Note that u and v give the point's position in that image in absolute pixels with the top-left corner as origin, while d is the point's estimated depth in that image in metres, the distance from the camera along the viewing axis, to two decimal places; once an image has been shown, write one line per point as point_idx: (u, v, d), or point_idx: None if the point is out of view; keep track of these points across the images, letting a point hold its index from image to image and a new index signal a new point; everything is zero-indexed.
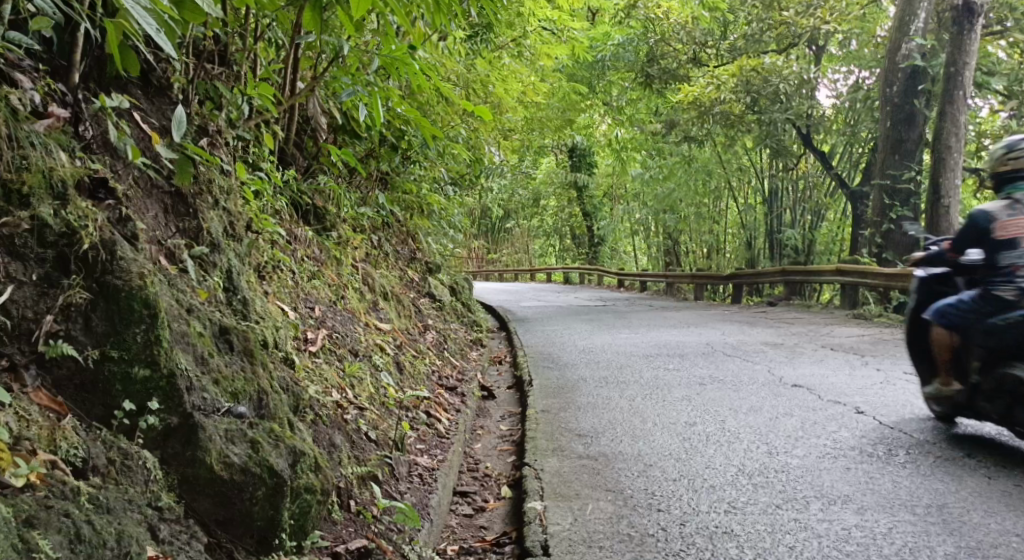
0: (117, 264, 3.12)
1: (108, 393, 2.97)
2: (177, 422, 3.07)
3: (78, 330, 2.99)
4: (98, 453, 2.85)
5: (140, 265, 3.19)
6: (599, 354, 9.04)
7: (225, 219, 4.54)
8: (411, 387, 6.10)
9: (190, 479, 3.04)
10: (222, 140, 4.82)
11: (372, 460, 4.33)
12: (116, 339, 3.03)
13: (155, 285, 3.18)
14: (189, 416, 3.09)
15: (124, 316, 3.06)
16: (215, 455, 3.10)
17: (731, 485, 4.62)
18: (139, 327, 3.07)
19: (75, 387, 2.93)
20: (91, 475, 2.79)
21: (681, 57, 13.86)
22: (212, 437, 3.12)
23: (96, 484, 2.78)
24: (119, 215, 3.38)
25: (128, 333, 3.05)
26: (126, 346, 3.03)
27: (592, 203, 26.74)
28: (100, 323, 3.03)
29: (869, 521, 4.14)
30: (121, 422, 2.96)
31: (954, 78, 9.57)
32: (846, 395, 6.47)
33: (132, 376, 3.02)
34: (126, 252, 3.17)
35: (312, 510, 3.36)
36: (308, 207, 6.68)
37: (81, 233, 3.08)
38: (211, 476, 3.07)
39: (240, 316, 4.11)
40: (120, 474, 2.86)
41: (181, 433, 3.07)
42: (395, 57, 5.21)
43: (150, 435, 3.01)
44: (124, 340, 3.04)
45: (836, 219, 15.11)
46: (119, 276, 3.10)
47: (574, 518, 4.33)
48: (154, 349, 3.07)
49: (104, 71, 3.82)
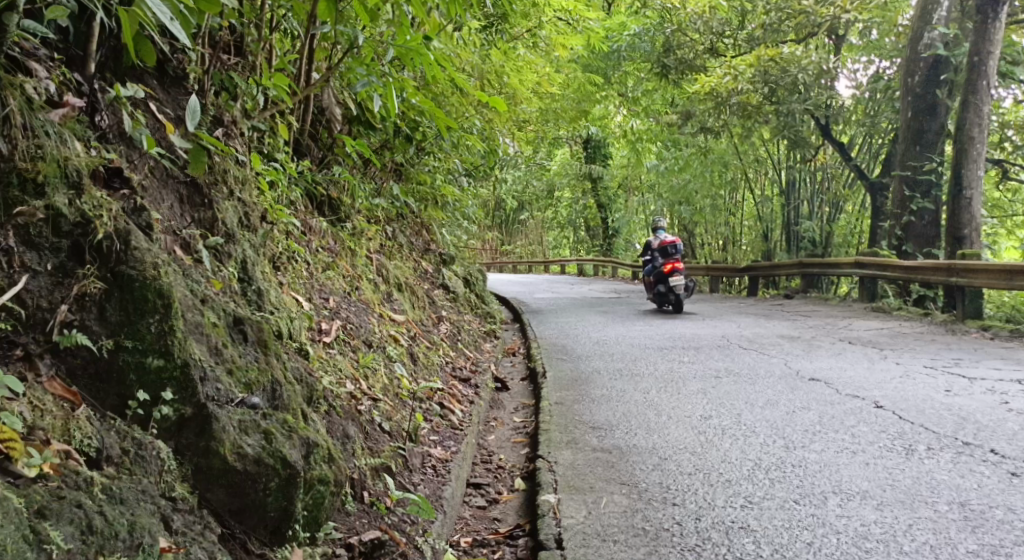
0: (131, 254, 3.12)
1: (122, 383, 2.96)
2: (191, 413, 3.06)
3: (92, 320, 2.98)
4: (112, 443, 2.84)
5: (155, 256, 3.19)
6: (613, 346, 9.01)
7: (241, 210, 4.56)
8: (424, 379, 6.10)
9: (204, 470, 3.03)
10: (238, 130, 4.83)
11: (386, 451, 4.31)
12: (129, 329, 3.02)
13: (168, 275, 3.18)
14: (203, 407, 3.08)
15: (137, 307, 3.05)
16: (228, 445, 3.09)
17: (747, 480, 4.59)
18: (153, 317, 3.07)
19: (89, 377, 2.92)
20: (105, 466, 2.78)
21: (698, 47, 13.77)
22: (225, 428, 3.11)
23: (109, 475, 2.77)
24: (134, 204, 3.37)
25: (142, 323, 3.05)
26: (139, 336, 3.03)
27: (607, 195, 26.67)
28: (114, 312, 3.02)
29: (888, 517, 4.11)
30: (135, 412, 2.95)
31: (977, 68, 9.45)
32: (864, 389, 6.42)
33: (146, 366, 3.01)
34: (140, 242, 3.17)
35: (325, 501, 3.35)
36: (322, 198, 6.69)
37: (95, 222, 3.07)
38: (225, 467, 3.06)
39: (255, 307, 4.14)
40: (135, 465, 2.85)
41: (195, 423, 3.06)
42: (410, 48, 5.22)
43: (164, 426, 3.00)
44: (138, 330, 3.03)
45: (854, 211, 14.98)
46: (133, 266, 3.10)
47: (588, 511, 4.32)
48: (167, 339, 3.07)
49: (120, 61, 3.83)
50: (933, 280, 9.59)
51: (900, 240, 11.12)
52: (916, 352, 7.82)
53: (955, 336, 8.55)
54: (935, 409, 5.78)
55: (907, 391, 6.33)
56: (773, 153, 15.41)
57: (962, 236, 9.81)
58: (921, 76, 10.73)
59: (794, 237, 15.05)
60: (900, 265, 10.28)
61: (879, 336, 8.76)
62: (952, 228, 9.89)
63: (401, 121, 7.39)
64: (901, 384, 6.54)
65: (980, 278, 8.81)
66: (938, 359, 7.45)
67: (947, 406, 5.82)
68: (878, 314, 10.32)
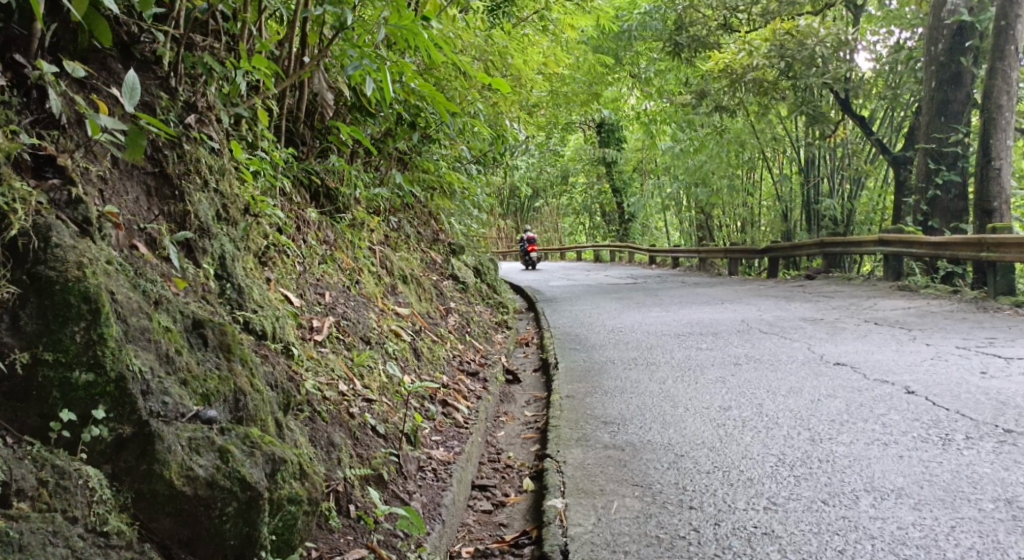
0: (51, 252, 2.82)
1: (44, 401, 2.67)
2: (130, 432, 2.76)
3: (4, 329, 2.69)
4: (25, 474, 2.53)
5: (81, 253, 2.89)
6: (628, 333, 8.66)
7: (218, 202, 4.26)
8: (428, 374, 5.77)
9: (146, 496, 2.73)
10: (216, 117, 4.51)
11: (378, 457, 4.01)
12: (50, 339, 2.73)
13: (97, 275, 2.87)
14: (145, 425, 2.78)
15: (59, 314, 2.75)
16: (175, 468, 2.78)
17: (770, 478, 4.25)
18: (78, 326, 2.77)
19: (5, 396, 2.63)
20: (14, 502, 2.48)
21: (711, 23, 13.41)
22: (172, 448, 2.80)
23: (16, 513, 2.46)
24: (68, 196, 3.09)
25: (65, 333, 2.75)
26: (62, 348, 2.73)
27: (622, 179, 26.04)
28: (30, 321, 2.73)
29: (928, 519, 3.77)
30: (60, 435, 2.66)
31: (1004, 33, 9.01)
32: (894, 373, 6.06)
33: (72, 381, 2.71)
34: (64, 239, 2.87)
35: (298, 522, 3.06)
36: (319, 187, 6.36)
37: (11, 217, 2.78)
38: (171, 493, 2.76)
39: (234, 306, 3.87)
40: (55, 498, 2.55)
41: (135, 444, 2.76)
42: (403, 26, 4.89)
43: (97, 448, 2.71)
44: (61, 340, 2.74)
45: (876, 187, 14.53)
46: (53, 266, 2.80)
47: (597, 518, 4.00)
48: (96, 349, 2.77)
49: (76, 39, 3.60)
50: (961, 256, 9.19)
51: (925, 215, 10.70)
52: (947, 332, 7.44)
53: (988, 314, 8.16)
54: (971, 393, 5.41)
55: (940, 374, 5.96)
56: (792, 130, 14.99)
57: (991, 210, 9.37)
58: (945, 45, 10.29)
59: (814, 216, 14.72)
60: (927, 242, 9.87)
61: (906, 316, 8.38)
62: (980, 201, 9.46)
63: (401, 108, 7.07)
64: (933, 367, 6.17)
65: (1012, 253, 8.41)
66: (971, 339, 7.07)
67: (984, 390, 5.44)
68: (904, 293, 9.93)
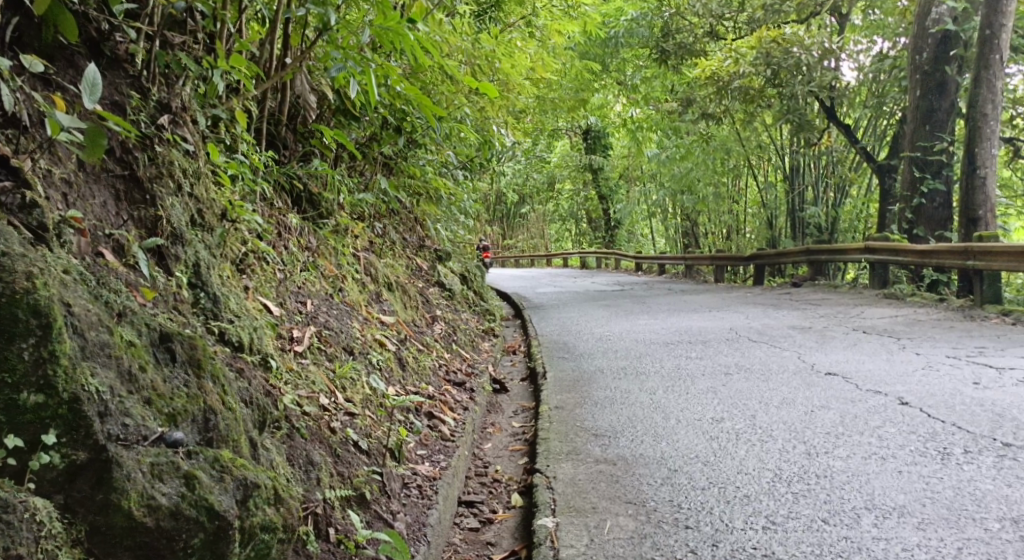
0: None
1: None
2: (85, 458, 2.59)
3: None
4: None
5: (31, 262, 2.68)
6: (616, 342, 8.50)
7: (194, 207, 4.05)
8: (413, 385, 5.58)
9: (101, 530, 2.57)
10: (193, 118, 4.31)
11: (361, 475, 3.82)
12: None
13: (49, 286, 2.68)
14: (101, 450, 2.62)
15: (6, 330, 2.55)
16: (135, 498, 2.62)
17: (768, 495, 4.08)
18: (26, 342, 2.57)
19: None
20: None
21: (698, 31, 13.36)
22: (131, 475, 2.64)
23: None
24: (21, 201, 2.94)
25: (12, 349, 2.55)
26: (10, 367, 2.54)
27: (608, 186, 25.93)
28: None
29: (933, 540, 3.61)
30: (6, 463, 2.48)
31: (990, 41, 8.90)
32: (887, 384, 5.90)
33: (20, 404, 2.53)
34: (13, 247, 2.67)
35: (270, 551, 2.91)
36: (301, 192, 6.16)
37: None
38: (130, 525, 2.59)
39: (209, 316, 3.69)
40: None
41: (90, 471, 2.59)
42: (388, 28, 4.70)
43: (47, 477, 2.53)
44: (7, 358, 2.53)
45: (861, 194, 14.43)
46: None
47: (590, 539, 3.82)
48: (46, 369, 2.58)
49: (40, 35, 3.42)
50: (948, 264, 9.07)
51: (911, 223, 10.60)
52: (937, 341, 7.31)
53: (975, 322, 8.05)
54: (966, 405, 5.27)
55: (934, 385, 5.81)
56: (777, 138, 14.91)
57: (977, 218, 9.25)
58: (930, 53, 10.17)
59: (800, 223, 14.61)
60: (914, 249, 9.74)
61: (895, 324, 8.25)
62: (966, 209, 9.35)
63: (385, 113, 6.89)
64: (926, 377, 6.03)
65: (999, 261, 8.28)
66: (961, 348, 6.94)
67: (980, 402, 5.29)
68: (891, 301, 9.80)
